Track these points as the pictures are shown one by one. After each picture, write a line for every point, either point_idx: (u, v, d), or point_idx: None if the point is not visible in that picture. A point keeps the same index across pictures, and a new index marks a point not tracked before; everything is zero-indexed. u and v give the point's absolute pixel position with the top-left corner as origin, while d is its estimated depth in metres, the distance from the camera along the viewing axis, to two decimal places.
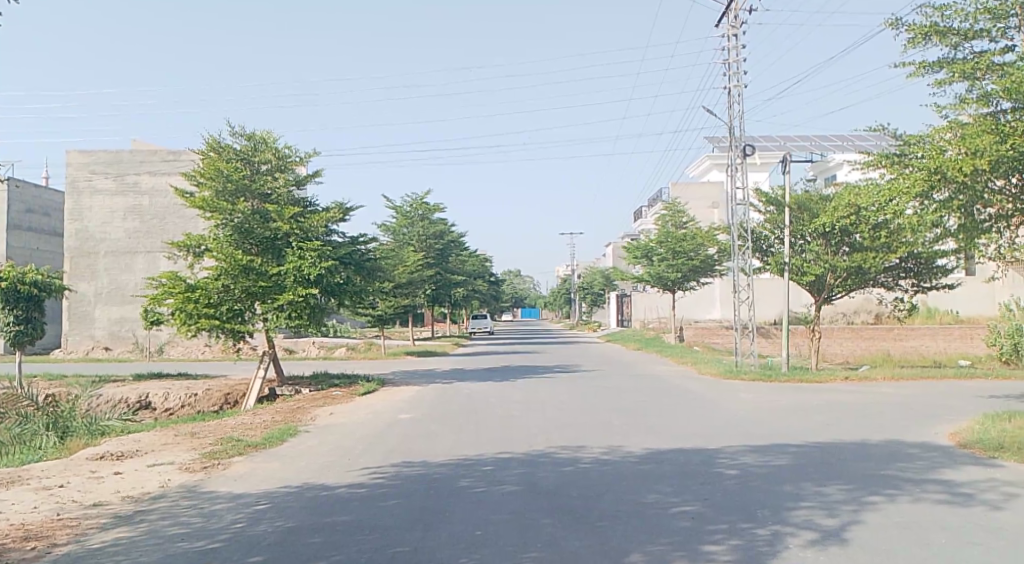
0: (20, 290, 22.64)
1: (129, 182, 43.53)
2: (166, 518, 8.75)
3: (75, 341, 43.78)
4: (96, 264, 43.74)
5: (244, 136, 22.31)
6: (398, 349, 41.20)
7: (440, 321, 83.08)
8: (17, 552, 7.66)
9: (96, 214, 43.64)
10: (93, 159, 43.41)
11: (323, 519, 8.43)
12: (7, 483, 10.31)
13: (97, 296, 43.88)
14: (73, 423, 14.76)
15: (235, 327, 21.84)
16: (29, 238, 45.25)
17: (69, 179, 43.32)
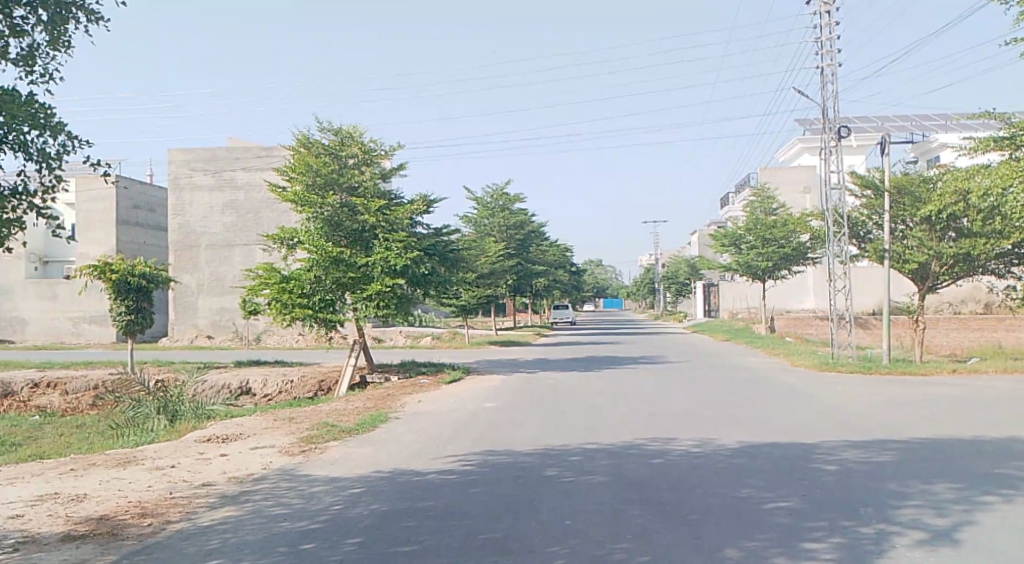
0: (131, 282, 23.67)
1: (226, 178, 45.02)
2: (268, 499, 9.13)
3: (179, 330, 45.79)
4: (198, 256, 45.51)
5: (332, 132, 22.89)
6: (482, 339, 41.62)
7: (523, 311, 83.71)
8: (135, 528, 8.14)
9: (197, 209, 45.30)
10: (192, 157, 45.05)
11: (415, 504, 8.65)
12: (123, 462, 10.91)
13: (200, 288, 45.72)
14: (183, 405, 15.40)
15: (328, 317, 22.46)
16: (137, 232, 47.45)
17: (172, 176, 45.11)
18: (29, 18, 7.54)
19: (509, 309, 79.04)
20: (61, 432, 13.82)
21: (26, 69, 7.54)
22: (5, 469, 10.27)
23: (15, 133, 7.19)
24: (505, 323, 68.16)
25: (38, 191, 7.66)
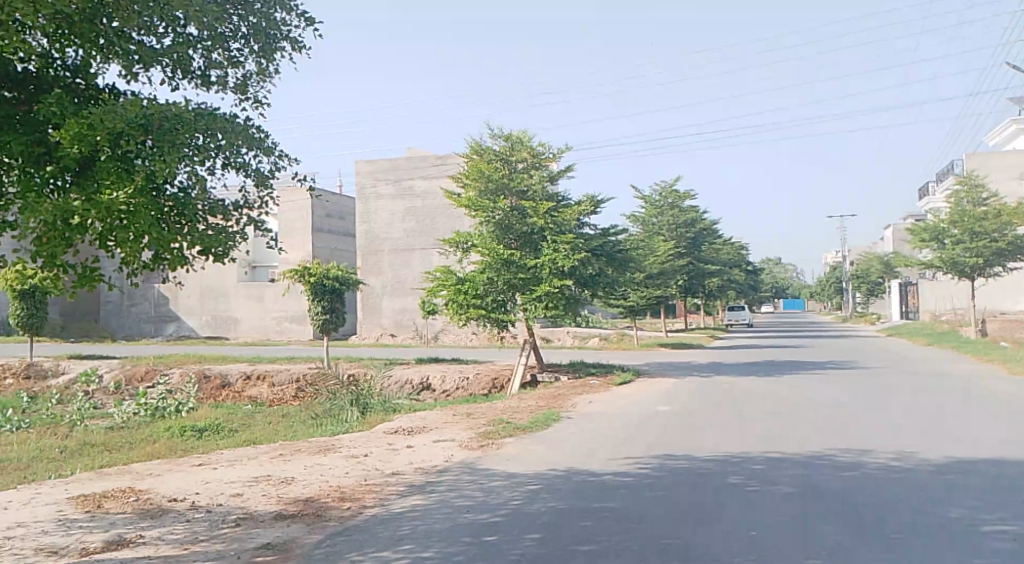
0: (326, 284, 25.34)
1: (406, 186, 47.12)
2: (452, 490, 9.64)
3: (367, 329, 48.45)
4: (382, 261, 47.92)
5: (502, 137, 23.60)
6: (652, 340, 41.31)
7: (698, 312, 81.94)
8: (335, 510, 8.84)
9: (381, 216, 47.75)
10: (376, 167, 47.58)
11: (592, 504, 8.87)
12: (322, 449, 11.83)
13: (384, 289, 48.08)
14: (373, 398, 16.38)
15: (500, 317, 23.13)
16: (329, 238, 50.55)
17: (359, 186, 47.94)
18: (244, 51, 8.58)
19: (683, 309, 77.62)
20: (268, 420, 15.08)
21: (241, 96, 8.55)
22: (224, 452, 11.41)
23: (236, 155, 8.11)
24: (678, 325, 67.10)
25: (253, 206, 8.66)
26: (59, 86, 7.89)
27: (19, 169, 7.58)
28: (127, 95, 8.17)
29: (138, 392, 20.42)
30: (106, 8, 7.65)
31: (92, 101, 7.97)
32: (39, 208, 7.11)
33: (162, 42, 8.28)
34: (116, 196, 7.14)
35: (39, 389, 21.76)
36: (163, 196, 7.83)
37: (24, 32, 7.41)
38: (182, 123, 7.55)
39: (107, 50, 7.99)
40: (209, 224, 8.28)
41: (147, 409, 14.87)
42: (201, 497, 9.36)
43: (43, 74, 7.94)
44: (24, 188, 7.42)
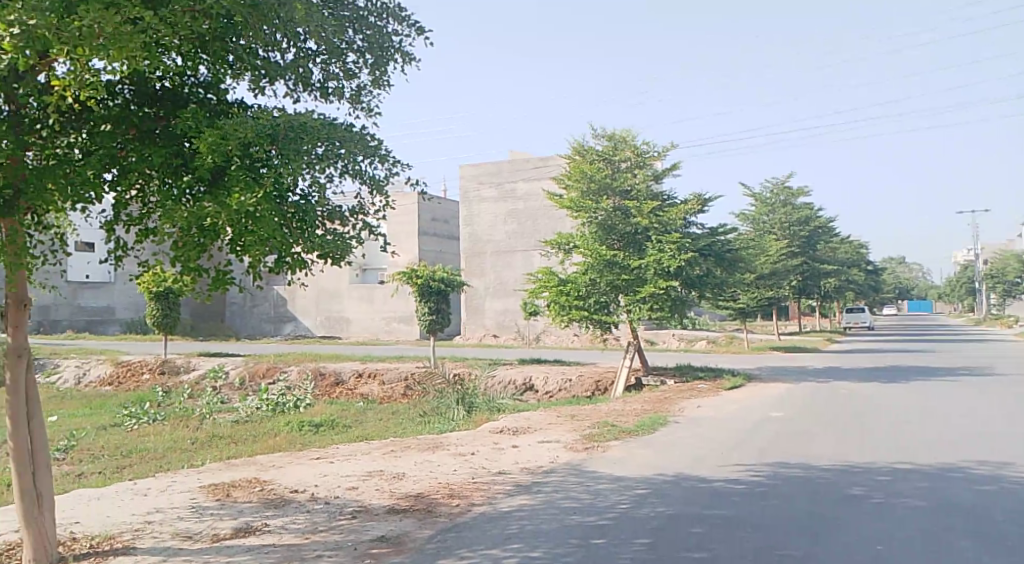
0: (432, 286, 25.93)
1: (508, 189, 47.67)
2: (559, 491, 9.80)
3: (470, 330, 49.22)
4: (484, 263, 48.66)
5: (605, 138, 23.74)
6: (763, 343, 40.34)
7: (815, 313, 79.33)
8: (445, 507, 9.15)
9: (483, 219, 48.55)
10: (479, 172, 48.43)
11: (702, 510, 8.86)
12: (431, 446, 12.21)
13: (487, 290, 48.77)
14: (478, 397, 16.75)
15: (602, 318, 23.05)
16: (435, 240, 51.59)
17: (463, 190, 48.95)
18: (359, 63, 9.04)
19: (799, 310, 75.35)
20: (379, 417, 15.64)
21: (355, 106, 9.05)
22: (339, 447, 11.94)
23: (353, 163, 8.54)
24: (792, 327, 65.22)
25: (366, 211, 9.08)
26: (194, 102, 8.38)
27: (158, 180, 8.16)
28: (253, 108, 8.65)
29: (259, 388, 21.45)
30: (237, 25, 8.08)
31: (222, 115, 8.44)
32: (176, 215, 7.62)
33: (285, 57, 8.81)
34: (244, 200, 7.44)
35: (169, 384, 23.15)
36: (285, 203, 8.33)
37: (165, 51, 7.93)
38: (306, 132, 8.03)
39: (236, 66, 8.49)
40: (327, 229, 8.73)
41: (267, 404, 15.64)
42: (320, 489, 9.86)
43: (179, 91, 8.47)
44: (163, 197, 7.97)
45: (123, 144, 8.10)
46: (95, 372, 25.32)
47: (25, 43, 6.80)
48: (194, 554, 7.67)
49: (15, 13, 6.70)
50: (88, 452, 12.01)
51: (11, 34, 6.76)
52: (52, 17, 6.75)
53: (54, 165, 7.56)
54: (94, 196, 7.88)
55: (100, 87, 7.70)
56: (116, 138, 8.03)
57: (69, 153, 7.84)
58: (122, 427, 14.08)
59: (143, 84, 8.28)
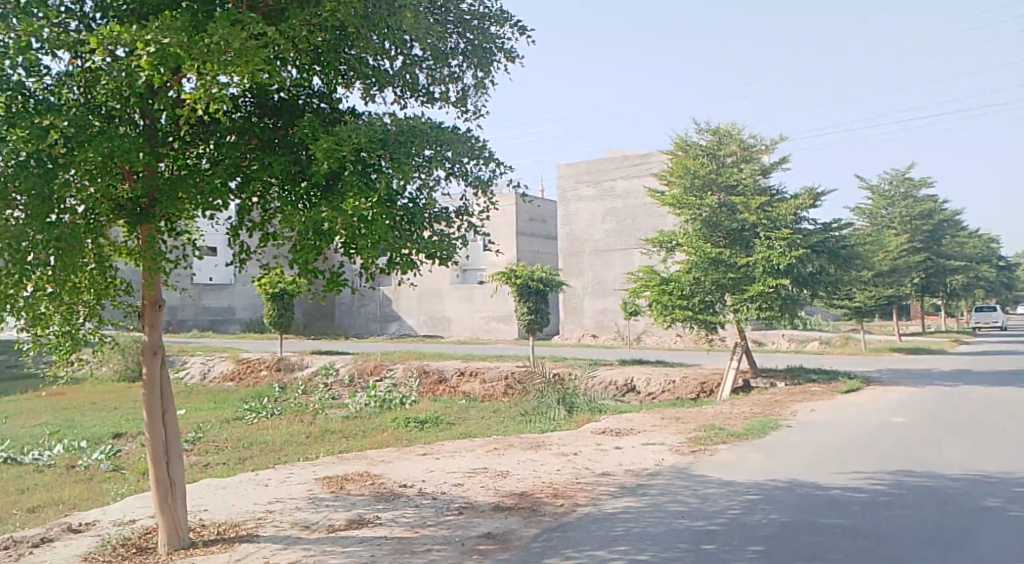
0: (531, 285, 26.10)
1: (606, 187, 47.49)
2: (665, 494, 9.76)
3: (569, 329, 49.38)
4: (583, 262, 48.71)
5: (709, 132, 23.49)
6: (883, 345, 38.83)
7: (938, 313, 75.82)
8: (550, 506, 9.27)
9: (582, 218, 48.61)
10: (577, 171, 48.50)
11: (818, 518, 8.65)
12: (535, 446, 12.38)
13: (585, 290, 48.80)
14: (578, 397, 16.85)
15: (708, 318, 22.61)
16: (533, 239, 51.84)
17: (560, 189, 49.16)
18: (463, 66, 9.29)
19: (920, 307, 72.05)
20: (481, 415, 15.93)
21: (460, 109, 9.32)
22: (445, 443, 12.26)
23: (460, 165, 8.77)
24: (912, 327, 62.39)
25: (472, 212, 9.26)
26: (309, 111, 8.81)
27: (279, 187, 8.52)
28: (364, 115, 9.00)
29: (368, 385, 22.10)
30: (350, 37, 8.42)
31: (336, 122, 8.81)
32: (294, 221, 8.01)
33: (393, 65, 9.02)
34: (359, 205, 7.75)
35: (284, 379, 24.12)
36: (395, 206, 8.52)
37: (286, 64, 8.28)
38: (415, 136, 8.27)
39: (349, 75, 8.86)
40: (435, 231, 8.91)
41: (375, 400, 16.16)
42: (427, 484, 10.19)
43: (295, 100, 8.84)
44: (283, 203, 8.32)
45: (247, 153, 8.50)
46: (217, 367, 26.57)
47: (159, 61, 7.12)
48: (312, 543, 8.05)
49: (152, 33, 7.04)
50: (212, 444, 12.70)
51: (147, 52, 7.08)
52: (183, 36, 7.06)
53: (186, 174, 8.05)
54: (220, 202, 8.30)
55: (227, 100, 7.43)
56: (240, 147, 8.43)
57: (198, 164, 8.28)
58: (243, 420, 14.82)
59: (263, 96, 8.62)
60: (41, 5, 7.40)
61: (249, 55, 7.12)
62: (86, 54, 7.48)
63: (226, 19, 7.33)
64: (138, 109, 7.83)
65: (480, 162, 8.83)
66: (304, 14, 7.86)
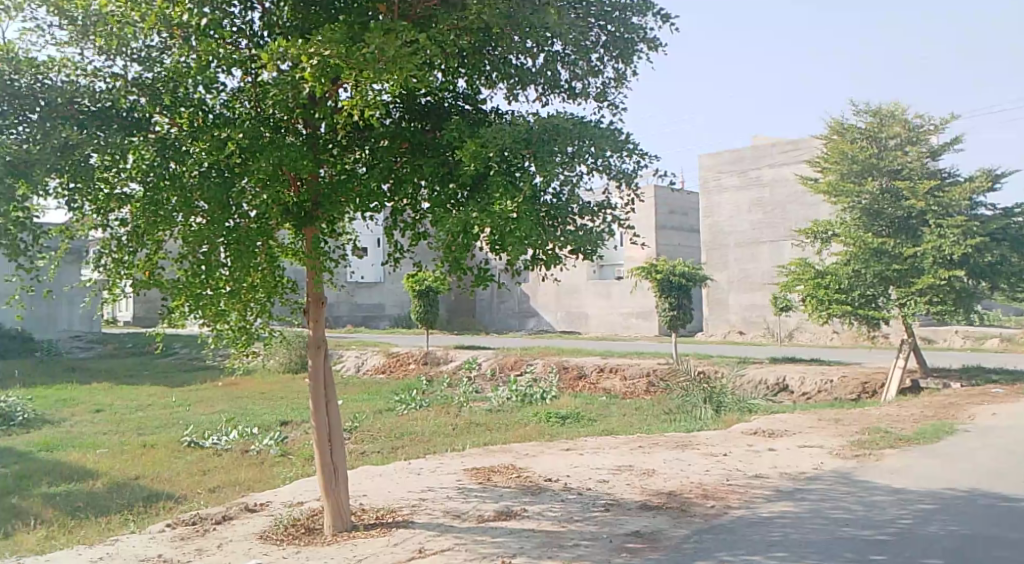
0: (674, 280, 24.29)
1: (754, 174, 41.41)
2: (826, 499, 9.39)
3: (712, 327, 43.24)
4: (728, 255, 42.62)
5: (869, 113, 21.25)
6: None
7: None
8: (701, 507, 9.12)
9: (726, 208, 42.69)
10: (722, 159, 42.67)
11: (1001, 532, 8.07)
12: (683, 446, 12.19)
13: (730, 285, 42.58)
14: (728, 396, 16.44)
15: (870, 314, 19.94)
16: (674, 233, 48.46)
17: (703, 179, 43.48)
18: (604, 59, 9.08)
19: None
20: (626, 413, 15.80)
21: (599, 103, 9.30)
22: (590, 439, 12.27)
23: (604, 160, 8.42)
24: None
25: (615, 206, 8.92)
26: (455, 113, 8.92)
27: (428, 187, 8.60)
28: (507, 114, 9.07)
29: (509, 380, 22.46)
30: (493, 39, 8.48)
31: (481, 122, 8.87)
32: (446, 221, 8.04)
33: (534, 62, 8.94)
34: (506, 205, 7.73)
35: (431, 373, 24.77)
36: (539, 202, 8.60)
37: (432, 68, 8.47)
38: (559, 133, 8.11)
39: (492, 75, 8.90)
40: (578, 225, 8.75)
41: (516, 395, 16.33)
42: (573, 480, 10.24)
43: (441, 104, 9.00)
44: (434, 204, 8.40)
45: (398, 156, 8.70)
46: (370, 361, 27.59)
47: (321, 72, 7.37)
48: (464, 532, 8.25)
49: (314, 46, 7.29)
50: (367, 433, 13.21)
51: (310, 65, 7.32)
52: (342, 46, 7.25)
53: (344, 179, 8.30)
54: (376, 205, 8.52)
55: (379, 105, 7.88)
56: (392, 152, 8.65)
57: (355, 169, 8.57)
58: (393, 411, 15.34)
59: (410, 99, 8.84)
60: (218, 28, 7.68)
61: (404, 62, 7.27)
62: (255, 69, 7.87)
63: (380, 29, 7.47)
64: (302, 119, 8.29)
65: (624, 156, 8.37)
66: (452, 18, 8.03)
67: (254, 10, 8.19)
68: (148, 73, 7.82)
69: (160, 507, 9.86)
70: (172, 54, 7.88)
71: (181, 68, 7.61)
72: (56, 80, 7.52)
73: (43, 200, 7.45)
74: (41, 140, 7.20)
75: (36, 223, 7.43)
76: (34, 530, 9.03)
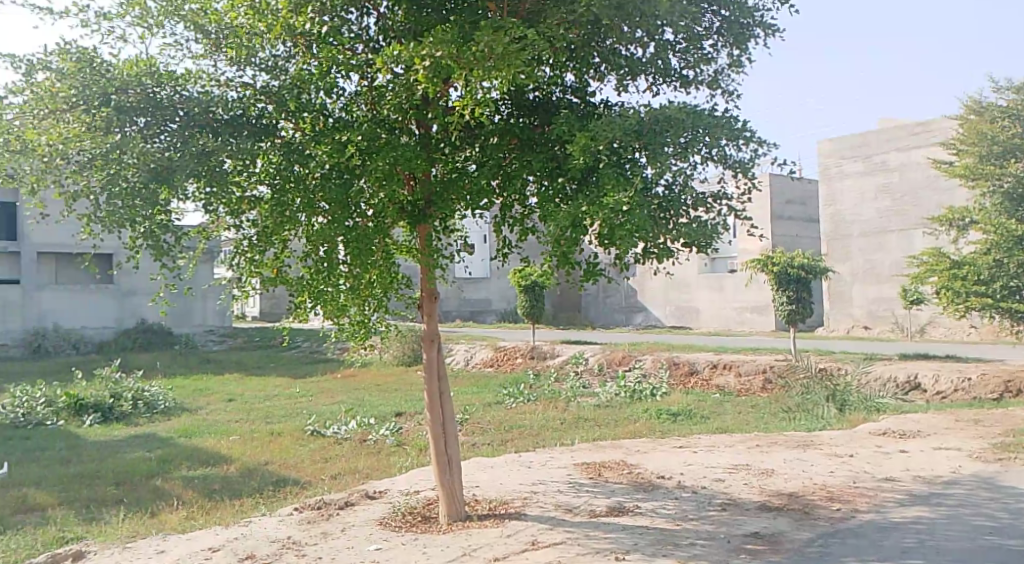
0: (790, 272, 22.73)
1: (879, 160, 37.16)
2: (965, 506, 8.81)
3: (835, 321, 39.05)
4: (851, 246, 38.38)
5: (1010, 91, 20.34)
6: None
7: None
8: (825, 510, 8.71)
9: (848, 196, 38.41)
10: (842, 145, 38.58)
11: None
12: (805, 445, 11.72)
13: (853, 277, 38.28)
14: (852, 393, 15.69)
15: (1013, 307, 17.80)
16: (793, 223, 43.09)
17: (822, 167, 39.47)
18: (718, 45, 8.61)
19: None
20: (743, 411, 15.34)
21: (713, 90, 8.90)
22: (704, 437, 11.96)
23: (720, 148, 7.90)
24: None
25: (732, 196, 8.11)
26: (564, 106, 8.63)
27: (537, 182, 8.34)
28: (617, 106, 8.67)
29: (617, 374, 22.21)
30: (603, 30, 8.20)
31: (590, 116, 8.50)
32: (556, 216, 7.70)
33: (643, 51, 8.53)
34: (620, 198, 7.25)
35: (538, 368, 24.73)
36: (649, 195, 7.85)
37: (540, 64, 8.26)
38: (671, 124, 7.67)
39: (601, 67, 8.59)
40: (692, 219, 7.97)
41: (625, 391, 16.10)
42: (687, 477, 9.97)
43: (549, 98, 8.73)
44: (541, 200, 8.09)
45: (507, 153, 8.42)
46: (478, 354, 27.81)
47: (434, 73, 7.31)
48: (576, 526, 8.11)
49: (426, 47, 7.21)
50: (477, 425, 13.26)
51: (423, 66, 7.26)
52: (453, 46, 7.18)
53: (455, 177, 8.22)
54: (486, 202, 8.44)
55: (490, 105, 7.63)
56: (501, 149, 8.37)
57: (465, 167, 8.34)
58: (502, 404, 15.40)
59: (518, 95, 8.57)
60: (336, 34, 7.85)
61: (512, 59, 7.13)
62: (372, 73, 7.90)
63: (490, 27, 7.36)
64: (414, 119, 8.22)
65: (740, 144, 7.85)
66: (562, 11, 7.85)
67: (370, 16, 8.16)
68: (275, 82, 7.91)
69: (287, 491, 10.12)
70: (296, 61, 7.99)
71: (304, 75, 7.66)
72: (191, 92, 7.69)
73: (182, 204, 7.79)
74: (179, 149, 7.42)
75: (177, 226, 7.90)
76: (176, 510, 9.41)
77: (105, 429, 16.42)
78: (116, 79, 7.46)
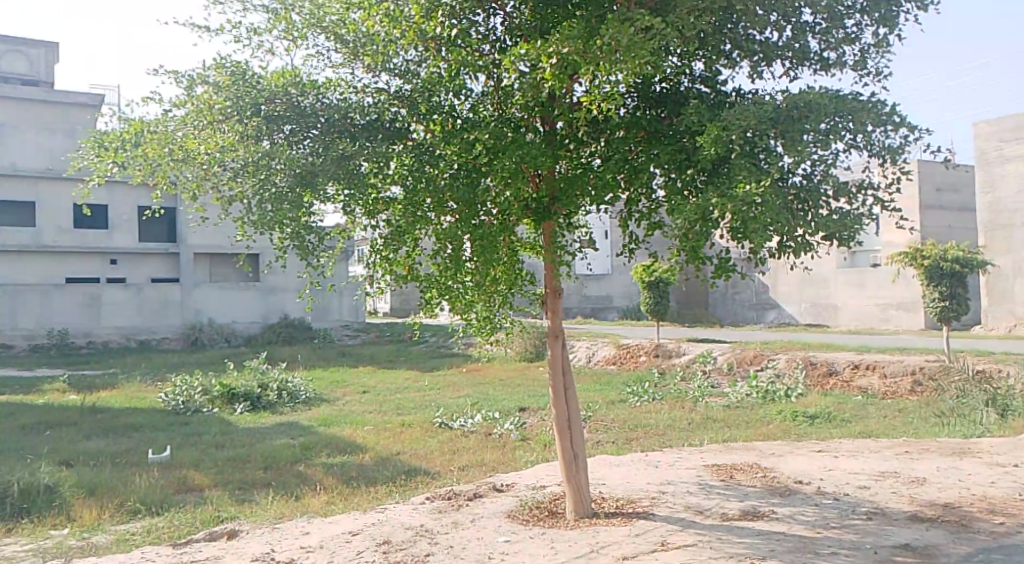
0: (943, 266, 21.34)
1: None
2: None
3: (994, 319, 35.21)
4: (1013, 237, 34.60)
5: None
6: None
7: None
8: (985, 523, 7.99)
9: (1009, 183, 34.59)
10: (1001, 127, 34.75)
11: None
12: (961, 453, 10.85)
13: (1016, 270, 34.46)
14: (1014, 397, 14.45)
15: None
16: (944, 212, 40.13)
17: (977, 152, 35.69)
18: (863, 24, 7.94)
19: None
20: (888, 415, 14.43)
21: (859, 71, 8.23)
22: (846, 441, 11.28)
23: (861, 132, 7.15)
24: None
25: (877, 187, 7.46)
26: (693, 97, 8.03)
27: (665, 175, 7.83)
28: (751, 93, 8.05)
29: (748, 374, 21.41)
30: (735, 13, 7.73)
31: (721, 105, 7.90)
32: (683, 209, 7.26)
33: (781, 35, 7.95)
34: (750, 188, 6.79)
35: (664, 366, 24.19)
36: (785, 185, 7.32)
37: (667, 52, 7.85)
38: (810, 109, 7.07)
39: (733, 53, 8.02)
40: (833, 209, 7.37)
41: (758, 392, 15.47)
42: (827, 483, 9.38)
43: (677, 88, 8.20)
44: (670, 193, 7.72)
45: (634, 146, 8.01)
46: (602, 351, 27.47)
47: (561, 70, 7.07)
48: (706, 529, 7.73)
49: (553, 45, 7.01)
50: (603, 423, 13.00)
51: (550, 64, 7.06)
52: (581, 41, 6.95)
53: (580, 173, 7.97)
54: (610, 197, 8.06)
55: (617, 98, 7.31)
56: (628, 142, 7.98)
57: (591, 162, 8.09)
58: (628, 402, 15.07)
59: (644, 87, 8.12)
60: (466, 35, 7.56)
61: (637, 50, 6.75)
62: (499, 73, 7.72)
63: (616, 19, 7.02)
64: (539, 116, 7.94)
65: (887, 130, 7.28)
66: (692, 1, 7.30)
67: (496, 16, 7.90)
68: (408, 86, 7.92)
69: (419, 481, 10.16)
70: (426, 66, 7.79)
71: (435, 78, 7.63)
72: (331, 99, 7.81)
73: (323, 206, 7.91)
74: (321, 153, 7.52)
75: (320, 226, 8.09)
76: (319, 495, 9.58)
77: (253, 416, 17.10)
78: (266, 89, 7.58)
